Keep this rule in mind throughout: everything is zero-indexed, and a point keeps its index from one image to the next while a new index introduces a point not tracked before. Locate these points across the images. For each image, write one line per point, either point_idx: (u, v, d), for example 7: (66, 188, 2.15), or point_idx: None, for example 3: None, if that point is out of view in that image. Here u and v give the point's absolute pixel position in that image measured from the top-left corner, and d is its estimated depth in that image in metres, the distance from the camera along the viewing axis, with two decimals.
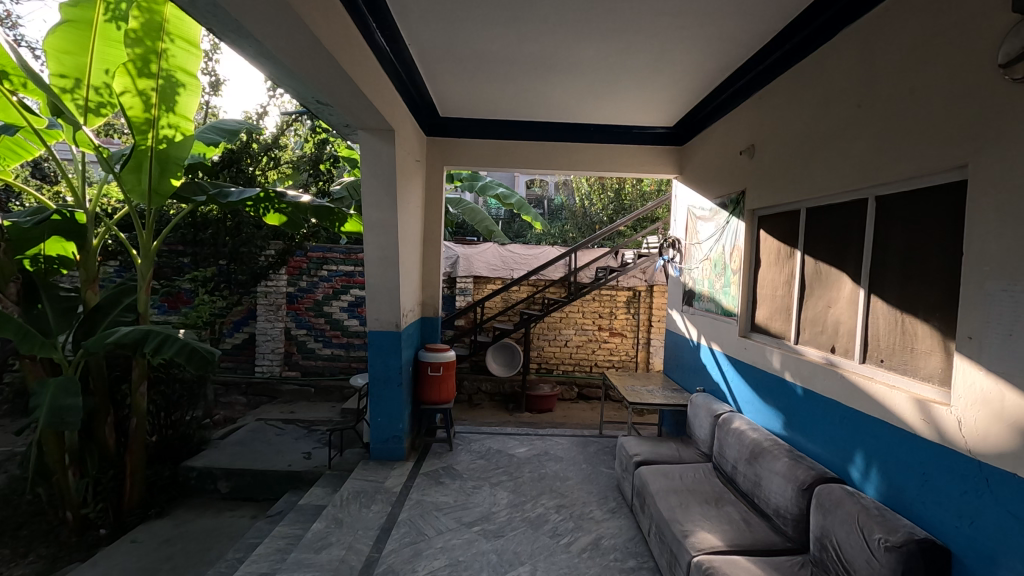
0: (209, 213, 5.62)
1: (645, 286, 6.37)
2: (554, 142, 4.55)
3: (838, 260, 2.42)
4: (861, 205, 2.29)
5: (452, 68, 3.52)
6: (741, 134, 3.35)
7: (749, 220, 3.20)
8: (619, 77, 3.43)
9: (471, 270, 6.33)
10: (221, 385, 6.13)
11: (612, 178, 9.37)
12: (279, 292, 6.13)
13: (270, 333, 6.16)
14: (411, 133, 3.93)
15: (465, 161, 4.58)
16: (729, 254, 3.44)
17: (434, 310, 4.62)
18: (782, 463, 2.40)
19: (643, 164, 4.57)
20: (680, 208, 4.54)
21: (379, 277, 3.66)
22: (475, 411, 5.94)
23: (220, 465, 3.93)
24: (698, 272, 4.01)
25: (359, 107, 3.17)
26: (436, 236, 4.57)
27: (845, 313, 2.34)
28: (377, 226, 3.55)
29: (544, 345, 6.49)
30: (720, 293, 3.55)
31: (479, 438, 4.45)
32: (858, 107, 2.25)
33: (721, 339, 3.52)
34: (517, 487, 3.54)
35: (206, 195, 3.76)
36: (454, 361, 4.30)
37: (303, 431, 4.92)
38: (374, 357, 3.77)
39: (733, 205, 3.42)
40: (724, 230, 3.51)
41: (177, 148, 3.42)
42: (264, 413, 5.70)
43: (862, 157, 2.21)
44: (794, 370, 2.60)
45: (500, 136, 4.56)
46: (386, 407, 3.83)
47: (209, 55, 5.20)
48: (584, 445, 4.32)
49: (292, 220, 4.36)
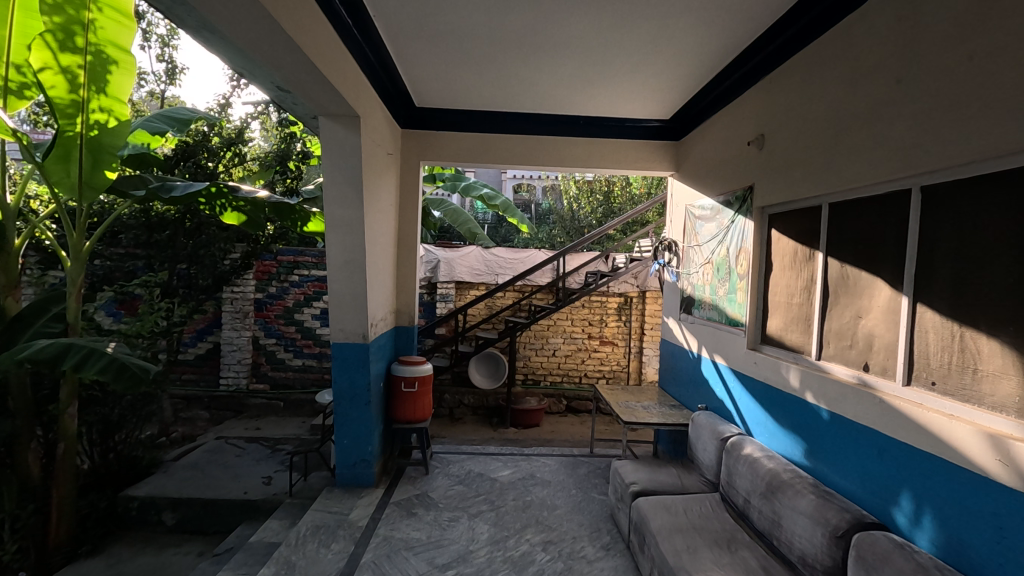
0: (166, 213, 5.05)
1: (637, 292, 6.03)
2: (539, 136, 4.19)
3: (869, 263, 2.07)
4: (899, 199, 1.95)
5: (426, 47, 3.14)
6: (748, 123, 3.00)
7: (758, 219, 2.86)
8: (610, 60, 3.09)
9: (453, 276, 5.93)
10: (181, 399, 5.68)
11: (600, 181, 9.05)
12: (246, 299, 5.73)
13: (235, 342, 5.73)
14: (382, 122, 3.54)
15: (442, 156, 4.19)
16: (733, 256, 3.10)
17: (409, 319, 4.21)
18: (807, 502, 2.04)
19: (636, 160, 4.22)
20: (676, 208, 4.20)
21: (343, 283, 3.24)
22: (456, 426, 5.52)
23: (166, 494, 3.50)
24: (697, 277, 3.67)
25: (318, 89, 2.77)
26: (411, 238, 4.19)
27: (881, 325, 1.99)
28: (340, 225, 3.15)
29: (531, 355, 6.10)
30: (723, 301, 3.21)
31: (458, 460, 4.05)
32: (896, 83, 1.90)
33: (725, 352, 3.17)
34: (499, 520, 3.14)
35: (146, 188, 3.30)
36: (430, 375, 3.90)
37: (267, 451, 4.48)
38: (339, 373, 3.35)
39: (738, 202, 3.08)
40: (729, 231, 3.17)
41: (111, 136, 3.01)
42: (227, 430, 5.25)
43: (904, 141, 1.86)
44: (816, 390, 2.25)
45: (482, 129, 4.18)
46: (353, 427, 3.43)
47: (166, 41, 4.78)
48: (573, 467, 3.94)
49: (252, 220, 3.95)
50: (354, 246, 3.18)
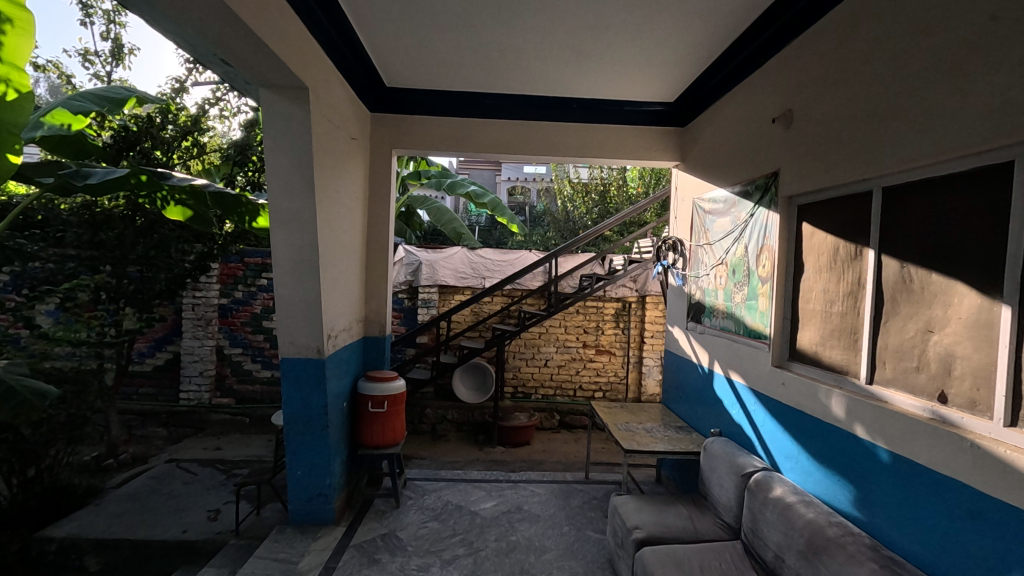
0: (113, 209, 4.46)
1: (635, 297, 5.57)
2: (527, 122, 3.71)
3: (945, 263, 1.60)
4: (991, 178, 1.48)
5: (390, 11, 2.64)
6: (771, 97, 2.53)
7: (785, 210, 2.41)
8: (607, 25, 2.63)
9: (436, 279, 5.45)
10: (137, 416, 5.18)
11: (596, 180, 8.62)
12: (209, 305, 5.27)
13: (197, 352, 5.25)
14: (343, 102, 3.05)
15: (418, 144, 3.69)
16: (753, 256, 2.63)
17: (380, 328, 3.71)
18: (865, 571, 1.56)
19: (637, 149, 3.74)
20: (681, 203, 3.75)
21: (293, 289, 2.74)
22: (438, 445, 5.02)
23: (90, 535, 3.01)
24: (706, 281, 3.20)
25: (255, 58, 2.27)
26: (382, 237, 3.70)
27: (965, 343, 1.52)
28: (288, 218, 2.65)
29: (521, 366, 5.62)
30: (740, 310, 2.74)
31: (436, 489, 3.55)
32: (991, 21, 1.42)
33: (743, 368, 2.70)
34: (476, 569, 2.64)
35: (55, 176, 2.82)
36: (402, 394, 3.40)
37: (220, 478, 3.98)
38: (290, 393, 2.85)
39: (758, 191, 2.61)
40: (747, 227, 2.70)
41: (10, 114, 2.46)
42: (183, 451, 4.74)
43: (1003, 98, 1.38)
44: (870, 424, 1.78)
45: (463, 114, 3.70)
46: (308, 456, 2.93)
47: (111, 17, 4.29)
48: (565, 498, 3.45)
49: (199, 216, 3.47)
50: (305, 244, 2.68)
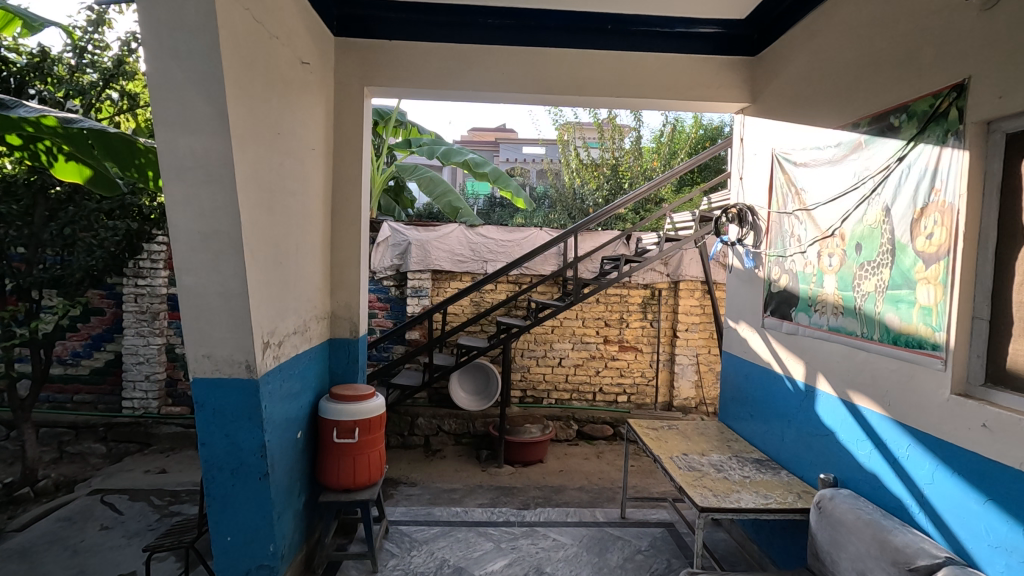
0: (16, 174, 3.43)
1: (667, 283, 4.68)
2: (544, 51, 2.77)
3: None
4: None
5: None
6: None
7: (977, 146, 1.51)
8: None
9: (429, 263, 4.56)
10: (69, 429, 4.27)
11: (608, 154, 7.65)
12: (155, 296, 4.35)
13: (142, 353, 4.35)
14: (287, 4, 2.10)
15: (400, 80, 2.75)
16: (904, 221, 1.72)
17: (351, 328, 2.81)
18: None
19: (693, 87, 2.80)
20: (750, 159, 2.83)
21: (204, 276, 1.82)
22: (432, 462, 4.14)
23: None
24: (799, 262, 2.30)
25: None
26: (353, 207, 2.78)
27: None
28: (191, 168, 1.72)
29: (531, 366, 4.73)
30: (874, 305, 1.84)
31: (427, 542, 2.66)
32: None
33: (883, 389, 1.81)
34: None
35: None
36: (378, 416, 2.52)
37: (152, 519, 3.09)
38: (207, 425, 1.94)
39: (913, 122, 1.69)
40: (889, 177, 1.79)
41: None
42: (118, 476, 3.84)
43: None
44: None
45: (459, 40, 2.75)
46: (240, 515, 2.04)
47: None
48: (599, 553, 2.59)
49: (99, 175, 2.58)
50: (218, 209, 1.76)
